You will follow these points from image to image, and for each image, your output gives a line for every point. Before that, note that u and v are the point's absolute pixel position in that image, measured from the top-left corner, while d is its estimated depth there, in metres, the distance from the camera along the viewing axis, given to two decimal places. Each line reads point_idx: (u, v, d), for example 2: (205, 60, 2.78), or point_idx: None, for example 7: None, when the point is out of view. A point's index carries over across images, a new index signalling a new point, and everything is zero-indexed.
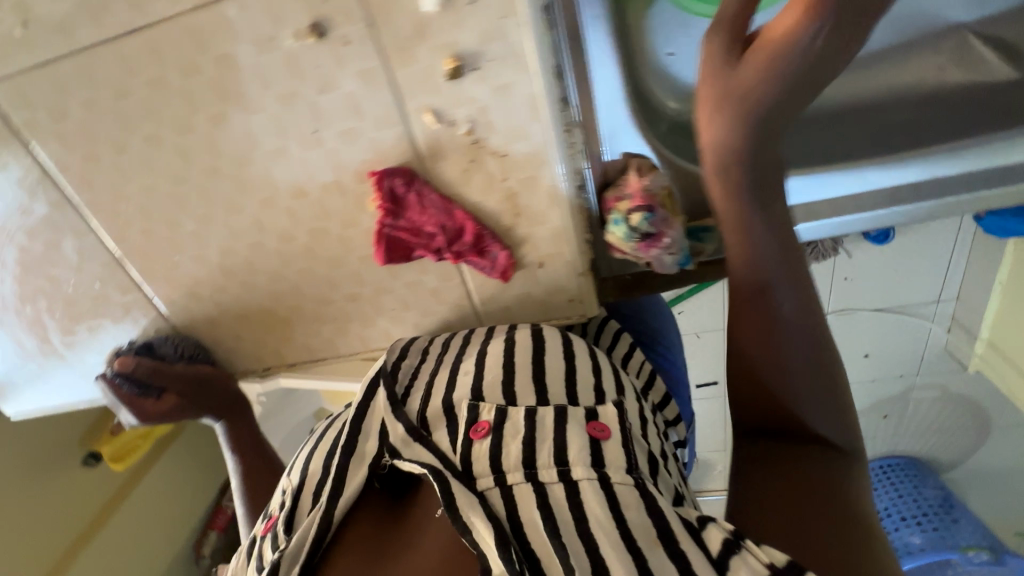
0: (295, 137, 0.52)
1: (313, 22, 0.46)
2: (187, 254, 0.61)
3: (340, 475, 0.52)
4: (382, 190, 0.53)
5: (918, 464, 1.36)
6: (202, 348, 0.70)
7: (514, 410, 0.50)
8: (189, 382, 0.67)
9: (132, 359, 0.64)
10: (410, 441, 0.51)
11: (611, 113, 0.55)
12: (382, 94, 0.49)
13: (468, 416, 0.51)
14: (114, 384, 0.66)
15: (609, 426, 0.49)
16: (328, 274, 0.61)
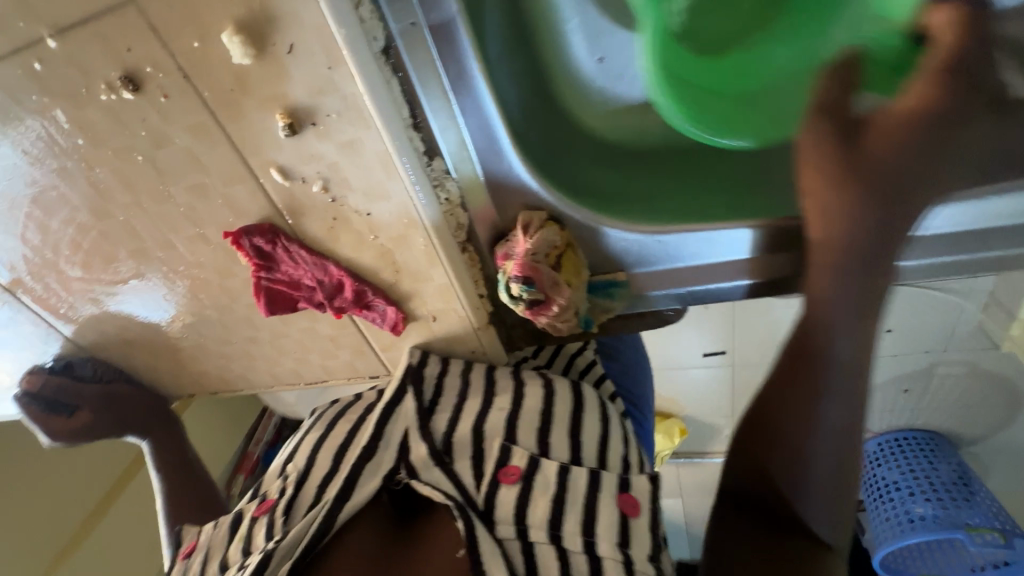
0: (145, 192, 0.47)
1: (122, 74, 0.39)
2: (80, 295, 0.59)
3: (347, 483, 0.46)
4: (245, 249, 0.48)
5: (940, 441, 1.05)
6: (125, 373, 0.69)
7: (547, 462, 0.45)
8: (100, 400, 0.66)
9: (40, 376, 0.63)
10: (431, 465, 0.46)
11: (488, 150, 0.43)
12: (222, 149, 0.43)
13: (498, 456, 0.46)
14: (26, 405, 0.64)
15: (639, 502, 0.44)
16: (221, 317, 0.58)
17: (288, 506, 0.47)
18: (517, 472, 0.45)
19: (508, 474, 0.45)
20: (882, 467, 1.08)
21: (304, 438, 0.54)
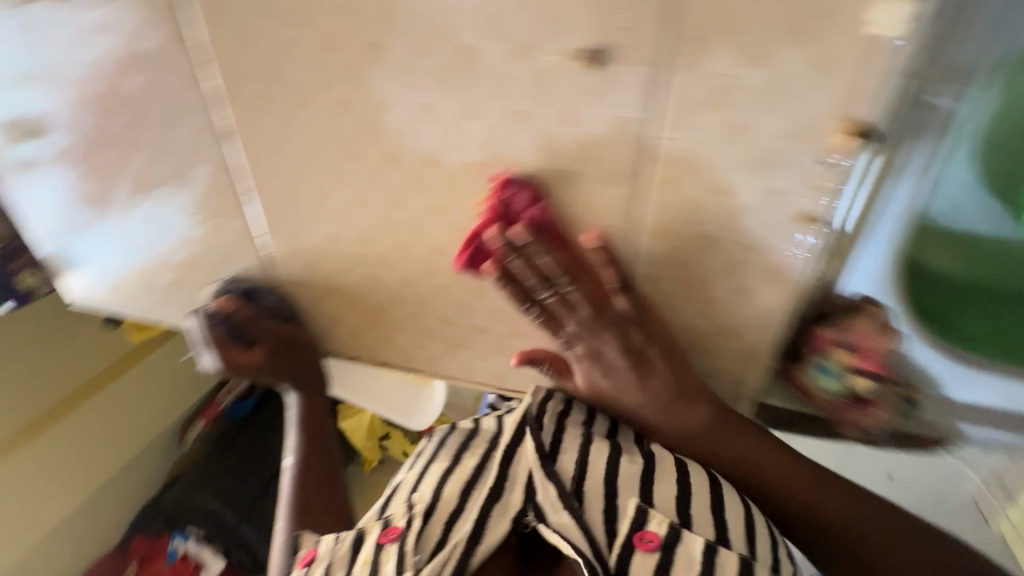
0: (505, 159, 0.44)
1: (590, 47, 0.37)
2: (323, 227, 0.54)
3: (479, 516, 0.45)
4: (497, 203, 0.45)
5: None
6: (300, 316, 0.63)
7: (692, 536, 0.41)
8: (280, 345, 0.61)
9: (236, 301, 0.58)
10: (560, 509, 0.43)
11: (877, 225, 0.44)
12: (628, 149, 0.41)
13: (634, 519, 0.42)
14: (208, 323, 0.59)
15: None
16: (466, 300, 0.54)
17: (418, 541, 0.44)
18: (658, 540, 0.41)
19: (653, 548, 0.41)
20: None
21: (425, 463, 0.51)
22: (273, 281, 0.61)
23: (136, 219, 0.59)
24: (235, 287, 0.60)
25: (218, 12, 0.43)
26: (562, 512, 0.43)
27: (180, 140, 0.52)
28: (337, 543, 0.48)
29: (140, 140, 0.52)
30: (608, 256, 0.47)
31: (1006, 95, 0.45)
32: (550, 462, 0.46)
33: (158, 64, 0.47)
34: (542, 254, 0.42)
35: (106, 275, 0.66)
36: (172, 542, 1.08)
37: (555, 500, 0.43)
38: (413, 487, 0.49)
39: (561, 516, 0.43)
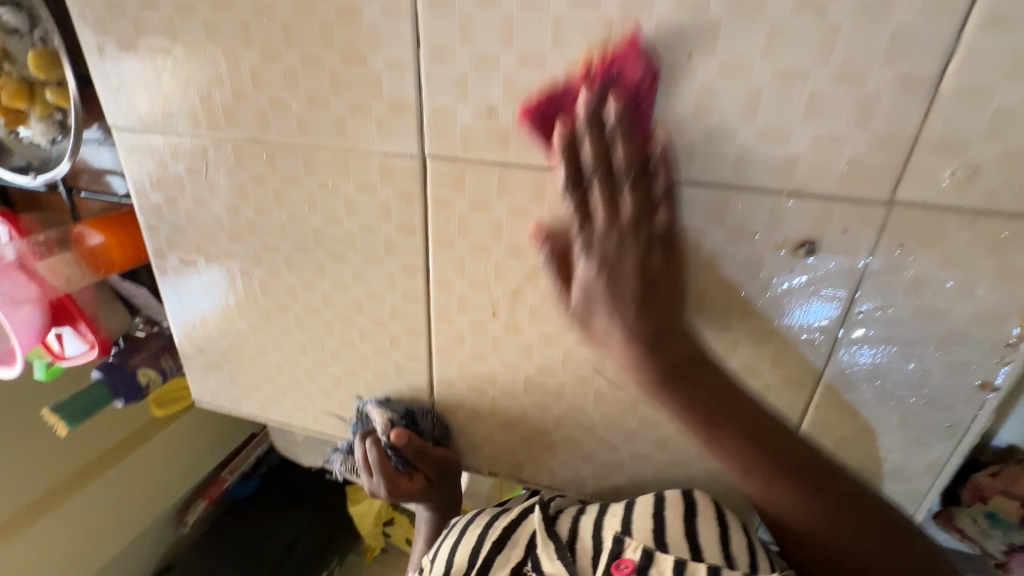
0: (705, 315, 0.50)
1: (806, 239, 0.44)
2: (502, 357, 0.59)
3: (486, 565, 0.58)
4: (533, 119, 0.44)
5: None
6: (453, 434, 0.66)
7: (662, 556, 0.51)
8: (440, 469, 0.64)
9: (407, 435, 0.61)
10: (552, 556, 0.56)
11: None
12: (825, 318, 0.47)
13: (610, 552, 0.53)
14: (382, 454, 0.63)
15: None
16: (633, 430, 0.58)
17: None
18: (630, 565, 0.51)
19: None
20: None
21: (443, 545, 0.64)
22: (433, 399, 0.64)
23: (282, 327, 0.68)
24: (397, 413, 0.64)
25: (462, 180, 0.51)
26: (555, 560, 0.55)
27: (385, 271, 0.58)
28: None
29: (351, 267, 0.60)
30: (788, 403, 0.52)
31: None
32: (551, 523, 0.59)
33: (396, 212, 0.55)
34: (621, 186, 0.42)
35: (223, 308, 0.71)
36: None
37: (551, 552, 0.56)
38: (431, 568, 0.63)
39: (554, 563, 0.55)
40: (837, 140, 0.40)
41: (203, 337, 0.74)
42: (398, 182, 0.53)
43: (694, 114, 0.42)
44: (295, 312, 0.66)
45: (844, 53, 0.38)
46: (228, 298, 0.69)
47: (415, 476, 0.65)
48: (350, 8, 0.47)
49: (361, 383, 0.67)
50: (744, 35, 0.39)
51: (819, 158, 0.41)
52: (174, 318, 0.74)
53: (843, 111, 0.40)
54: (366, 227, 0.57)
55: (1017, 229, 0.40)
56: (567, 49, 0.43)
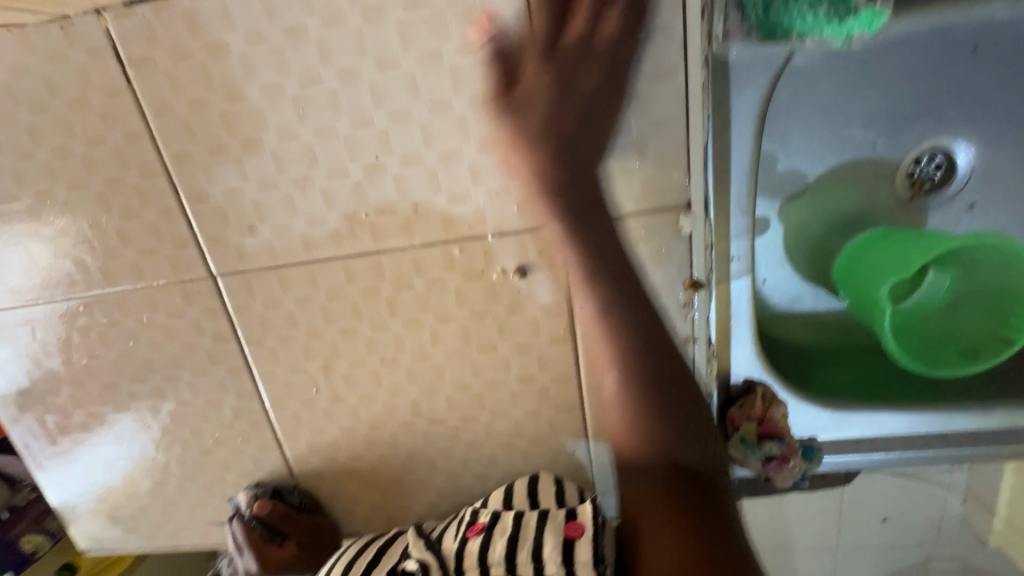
0: (477, 343, 0.60)
1: (519, 264, 0.56)
2: (338, 423, 0.66)
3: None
4: None
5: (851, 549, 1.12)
6: (324, 507, 0.72)
7: (505, 513, 0.60)
8: (309, 533, 0.69)
9: (270, 503, 0.67)
10: (421, 547, 0.59)
11: (735, 331, 0.61)
12: (560, 321, 0.58)
13: (468, 520, 0.61)
14: (248, 526, 0.68)
15: (582, 523, 0.56)
16: (466, 455, 0.66)
17: None
18: (480, 525, 0.59)
19: (575, 528, 0.56)
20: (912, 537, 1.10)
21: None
22: (296, 479, 0.70)
23: (146, 455, 0.73)
24: (264, 491, 0.69)
25: (249, 287, 0.60)
26: (422, 548, 0.59)
27: (214, 378, 0.66)
28: None
29: (185, 383, 0.66)
30: (567, 395, 0.62)
31: (812, 219, 0.75)
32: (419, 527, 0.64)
33: (205, 324, 0.63)
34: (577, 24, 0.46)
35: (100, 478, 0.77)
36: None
37: (420, 544, 0.59)
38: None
39: (421, 550, 0.58)
40: (502, 191, 0.53)
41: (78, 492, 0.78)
42: (200, 301, 0.62)
43: (399, 196, 0.54)
44: (153, 437, 0.71)
45: (479, 132, 0.51)
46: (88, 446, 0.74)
47: (287, 544, 0.69)
48: (115, 177, 0.56)
49: (230, 485, 0.72)
50: (406, 135, 0.52)
51: (498, 207, 0.54)
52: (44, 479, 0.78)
53: (497, 170, 0.52)
54: (187, 345, 0.64)
55: (647, 222, 0.53)
56: (291, 171, 0.54)
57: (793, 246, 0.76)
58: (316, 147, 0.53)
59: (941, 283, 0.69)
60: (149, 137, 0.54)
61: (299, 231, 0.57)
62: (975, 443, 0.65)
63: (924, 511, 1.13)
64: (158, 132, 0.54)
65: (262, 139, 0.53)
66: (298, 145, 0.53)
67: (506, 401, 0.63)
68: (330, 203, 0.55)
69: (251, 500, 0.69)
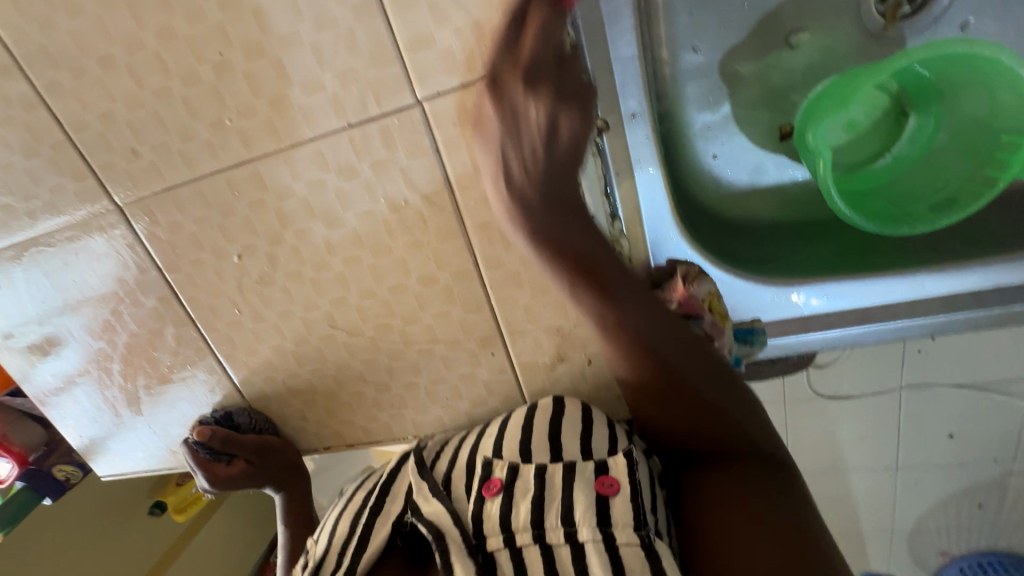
0: (370, 247, 0.58)
1: (388, 153, 0.52)
2: (267, 342, 0.68)
3: (364, 535, 0.61)
4: None
5: (902, 448, 1.07)
6: (273, 422, 0.75)
7: (525, 467, 0.54)
8: (256, 452, 0.73)
9: (210, 428, 0.70)
10: (429, 497, 0.55)
11: (652, 201, 0.56)
12: (446, 213, 0.55)
13: (481, 474, 0.56)
14: (193, 448, 0.72)
15: (617, 480, 0.51)
16: (390, 365, 0.66)
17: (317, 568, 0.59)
18: (498, 484, 0.54)
19: (609, 485, 0.51)
20: (969, 436, 1.04)
21: (331, 518, 0.68)
22: (246, 400, 0.74)
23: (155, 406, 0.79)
24: (214, 414, 0.73)
25: (151, 213, 0.61)
26: (430, 498, 0.55)
27: (150, 309, 0.69)
28: None
29: (130, 317, 0.71)
30: (471, 292, 0.59)
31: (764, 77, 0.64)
32: (426, 468, 0.60)
33: (126, 258, 0.65)
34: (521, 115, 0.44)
35: (131, 430, 0.84)
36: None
37: (427, 491, 0.56)
38: (314, 545, 0.65)
39: (430, 500, 0.55)
40: (352, 73, 0.49)
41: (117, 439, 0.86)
42: (115, 233, 0.64)
43: (253, 94, 0.52)
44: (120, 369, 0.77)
45: (310, 8, 0.47)
46: (90, 390, 0.81)
47: (236, 461, 0.74)
48: (4, 116, 0.58)
49: (194, 409, 0.77)
50: (242, 24, 0.49)
51: (352, 92, 0.50)
52: (72, 422, 0.86)
53: (340, 48, 0.48)
54: (118, 279, 0.67)
55: None
56: (149, 85, 0.53)
57: (744, 114, 0.65)
58: (164, 54, 0.51)
59: (923, 130, 0.59)
60: (17, 69, 0.55)
61: (176, 147, 0.56)
62: (958, 307, 0.55)
63: (999, 420, 1.01)
64: (22, 61, 0.54)
65: (113, 54, 0.52)
66: (146, 54, 0.52)
67: (412, 304, 0.61)
68: (193, 113, 0.54)
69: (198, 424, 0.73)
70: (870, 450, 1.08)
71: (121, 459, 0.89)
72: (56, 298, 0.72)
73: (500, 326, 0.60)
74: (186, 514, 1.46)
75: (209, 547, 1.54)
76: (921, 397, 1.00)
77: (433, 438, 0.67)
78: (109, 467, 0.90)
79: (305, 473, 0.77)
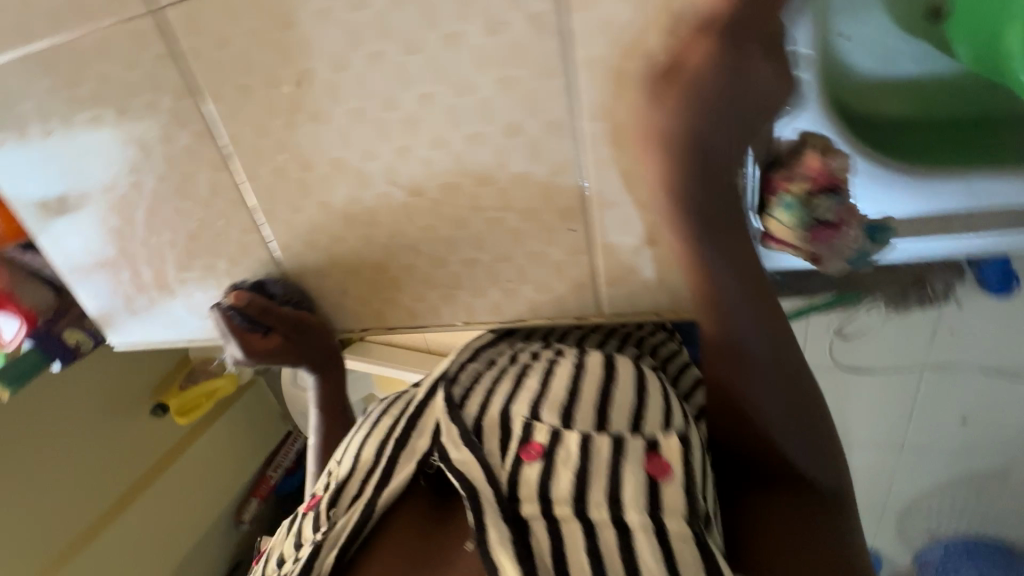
0: (450, 84, 0.50)
1: None
2: (313, 199, 0.60)
3: (388, 469, 0.61)
4: None
5: (948, 443, 0.86)
6: (309, 296, 0.69)
7: (566, 435, 0.56)
8: (292, 328, 0.67)
9: (247, 295, 0.65)
10: (460, 445, 0.58)
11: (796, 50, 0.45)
12: (551, 43, 0.46)
13: (521, 436, 0.57)
14: (227, 316, 0.66)
15: (672, 466, 0.51)
16: (450, 235, 0.59)
17: (334, 499, 0.61)
18: (539, 450, 0.56)
19: (658, 467, 0.52)
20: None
21: (355, 435, 0.68)
22: (281, 268, 0.67)
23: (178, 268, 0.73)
24: (247, 283, 0.67)
25: (194, 20, 0.52)
26: (461, 446, 0.58)
27: (184, 148, 0.61)
28: (295, 522, 0.64)
29: (160, 157, 0.63)
30: (561, 151, 0.51)
31: None
32: (457, 409, 0.62)
33: (161, 79, 0.57)
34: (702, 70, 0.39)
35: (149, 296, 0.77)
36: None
37: (456, 439, 0.58)
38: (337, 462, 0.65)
39: (461, 450, 0.58)
40: None
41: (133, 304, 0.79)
42: (150, 46, 0.55)
43: None
44: (143, 221, 0.69)
45: None
46: (107, 243, 0.73)
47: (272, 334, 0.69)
48: None
49: (221, 275, 0.70)
50: None
51: None
52: (87, 283, 0.79)
53: None
54: (150, 106, 0.59)
55: None
56: None
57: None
58: None
59: None
60: None
61: None
62: None
63: None
64: None
65: None
66: None
67: (489, 160, 0.53)
68: None
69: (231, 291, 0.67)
70: (914, 434, 0.87)
71: (138, 328, 0.82)
72: (70, 165, 0.67)
73: (586, 197, 0.53)
74: (188, 420, 1.38)
75: (212, 450, 1.51)
76: (999, 382, 0.76)
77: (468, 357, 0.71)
78: (123, 337, 0.84)
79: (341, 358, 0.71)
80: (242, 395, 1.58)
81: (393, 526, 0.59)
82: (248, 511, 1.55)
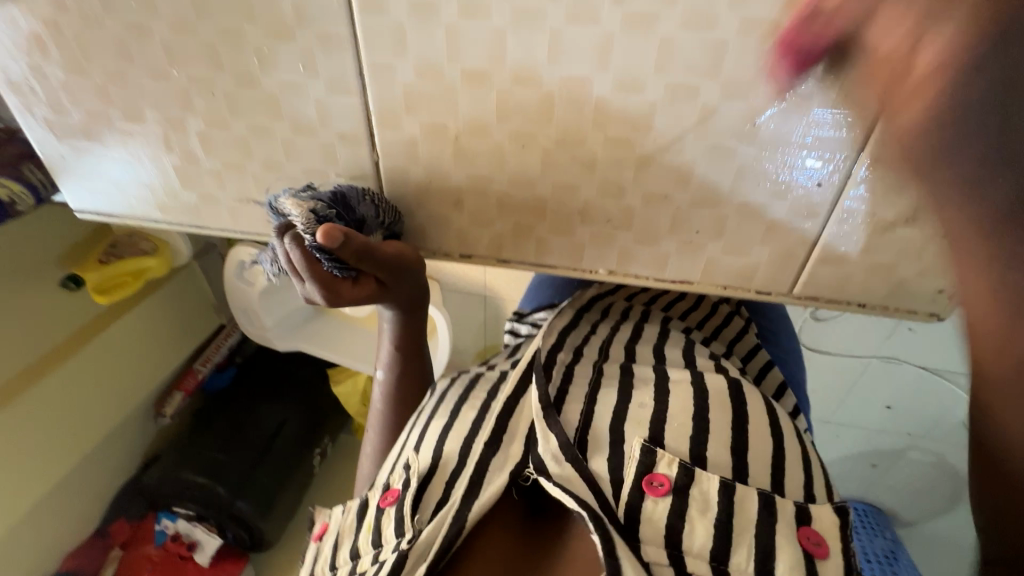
0: None
1: None
2: (465, 65, 0.41)
3: (479, 474, 0.51)
4: None
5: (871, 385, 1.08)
6: (401, 217, 0.52)
7: (705, 476, 0.46)
8: (388, 270, 0.51)
9: (342, 233, 0.44)
10: (563, 459, 0.48)
11: None
12: None
13: (641, 463, 0.48)
14: (313, 258, 0.47)
15: (826, 541, 0.44)
16: (646, 160, 0.44)
17: (414, 503, 0.51)
18: (666, 485, 0.46)
19: (817, 544, 0.43)
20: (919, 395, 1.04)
21: (429, 423, 0.57)
22: (379, 156, 0.48)
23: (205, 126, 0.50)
24: (322, 195, 0.47)
25: None
26: (564, 463, 0.48)
27: None
28: (363, 509, 0.56)
29: None
30: None
31: None
32: (555, 412, 0.51)
33: None
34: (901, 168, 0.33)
35: (145, 155, 0.54)
36: (161, 522, 1.24)
37: (557, 452, 0.48)
38: (413, 453, 0.55)
39: (563, 467, 0.48)
40: None
41: (113, 162, 0.56)
42: None
43: None
44: (159, 41, 0.45)
45: None
46: (87, 62, 0.48)
47: (363, 281, 0.52)
48: None
49: (278, 146, 0.49)
50: None
51: None
52: (39, 114, 0.53)
53: None
54: None
55: None
56: None
57: None
58: None
59: None
60: None
61: None
62: None
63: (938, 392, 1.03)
64: None
65: None
66: None
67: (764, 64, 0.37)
68: None
69: (315, 221, 0.46)
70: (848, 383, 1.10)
71: (125, 198, 0.59)
72: None
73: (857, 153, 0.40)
74: (111, 298, 1.03)
75: (140, 338, 1.16)
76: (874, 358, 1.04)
77: (557, 332, 0.59)
78: (90, 200, 0.60)
79: (428, 293, 0.58)
80: (169, 281, 1.19)
81: (485, 548, 0.50)
82: (172, 407, 1.24)
